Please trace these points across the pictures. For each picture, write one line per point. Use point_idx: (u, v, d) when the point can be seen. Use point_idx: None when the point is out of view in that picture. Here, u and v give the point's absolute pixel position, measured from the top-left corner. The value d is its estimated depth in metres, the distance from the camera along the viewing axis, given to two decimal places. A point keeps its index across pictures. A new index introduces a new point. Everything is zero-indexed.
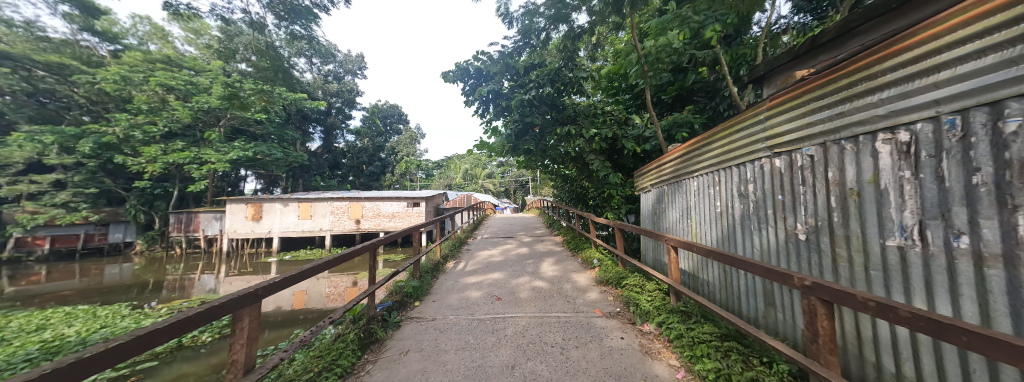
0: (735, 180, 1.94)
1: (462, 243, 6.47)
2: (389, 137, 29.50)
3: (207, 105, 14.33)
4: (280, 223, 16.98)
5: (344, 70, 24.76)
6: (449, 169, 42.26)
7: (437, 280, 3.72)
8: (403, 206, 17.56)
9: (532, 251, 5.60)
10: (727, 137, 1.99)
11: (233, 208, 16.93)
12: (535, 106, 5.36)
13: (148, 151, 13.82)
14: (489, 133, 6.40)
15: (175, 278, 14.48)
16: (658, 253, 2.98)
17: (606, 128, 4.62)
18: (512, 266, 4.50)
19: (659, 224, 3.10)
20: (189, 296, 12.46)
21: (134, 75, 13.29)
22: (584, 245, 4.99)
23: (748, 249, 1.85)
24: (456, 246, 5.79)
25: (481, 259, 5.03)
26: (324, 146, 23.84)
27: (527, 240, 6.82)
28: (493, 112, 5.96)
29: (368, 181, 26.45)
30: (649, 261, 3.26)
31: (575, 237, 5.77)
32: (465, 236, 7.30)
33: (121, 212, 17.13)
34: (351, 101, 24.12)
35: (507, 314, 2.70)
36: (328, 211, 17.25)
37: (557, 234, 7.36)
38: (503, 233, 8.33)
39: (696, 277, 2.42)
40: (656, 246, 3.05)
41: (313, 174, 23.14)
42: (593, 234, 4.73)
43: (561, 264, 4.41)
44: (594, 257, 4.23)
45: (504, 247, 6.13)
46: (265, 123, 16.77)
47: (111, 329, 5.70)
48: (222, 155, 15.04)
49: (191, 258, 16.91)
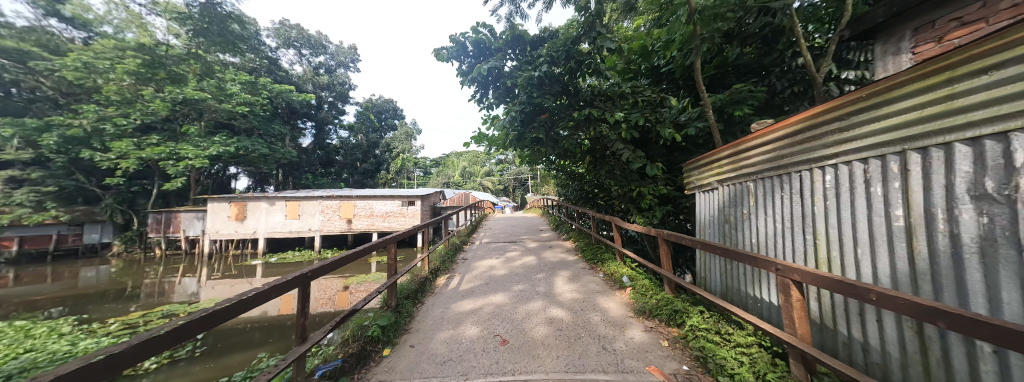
0: (949, 165, 1.05)
1: (457, 249, 5.58)
2: (384, 133, 28.46)
3: (181, 96, 13.39)
4: (265, 224, 16.02)
5: (336, 62, 23.51)
6: (447, 166, 41.31)
7: (421, 308, 2.80)
8: (397, 205, 16.72)
9: (540, 261, 4.70)
10: (924, 88, 1.10)
11: (215, 207, 15.91)
12: (545, 86, 4.51)
13: (119, 146, 12.83)
14: (490, 123, 5.52)
15: (154, 282, 13.59)
16: (736, 279, 2.07)
17: (636, 112, 3.76)
18: (518, 283, 3.58)
19: (738, 238, 2.19)
20: (167, 300, 11.62)
21: (98, 62, 12.23)
22: (607, 257, 4.08)
23: (1004, 306, 0.93)
24: (450, 254, 4.89)
25: (479, 272, 4.13)
26: (316, 143, 22.92)
27: (532, 246, 5.91)
28: (495, 97, 5.08)
29: (362, 179, 25.52)
30: (714, 288, 2.35)
31: (592, 245, 4.87)
32: (463, 240, 6.42)
33: (96, 211, 16.21)
34: (343, 95, 23.08)
35: (519, 375, 1.77)
36: (318, 210, 16.30)
37: (566, 238, 6.49)
38: (506, 236, 7.45)
39: (834, 332, 1.48)
40: (730, 269, 2.14)
41: (304, 172, 22.16)
42: (619, 242, 3.85)
43: (580, 282, 3.50)
44: (624, 273, 3.32)
45: (508, 254, 5.24)
46: (249, 117, 15.69)
47: (34, 355, 4.74)
48: (201, 150, 14.13)
49: (172, 261, 15.95)
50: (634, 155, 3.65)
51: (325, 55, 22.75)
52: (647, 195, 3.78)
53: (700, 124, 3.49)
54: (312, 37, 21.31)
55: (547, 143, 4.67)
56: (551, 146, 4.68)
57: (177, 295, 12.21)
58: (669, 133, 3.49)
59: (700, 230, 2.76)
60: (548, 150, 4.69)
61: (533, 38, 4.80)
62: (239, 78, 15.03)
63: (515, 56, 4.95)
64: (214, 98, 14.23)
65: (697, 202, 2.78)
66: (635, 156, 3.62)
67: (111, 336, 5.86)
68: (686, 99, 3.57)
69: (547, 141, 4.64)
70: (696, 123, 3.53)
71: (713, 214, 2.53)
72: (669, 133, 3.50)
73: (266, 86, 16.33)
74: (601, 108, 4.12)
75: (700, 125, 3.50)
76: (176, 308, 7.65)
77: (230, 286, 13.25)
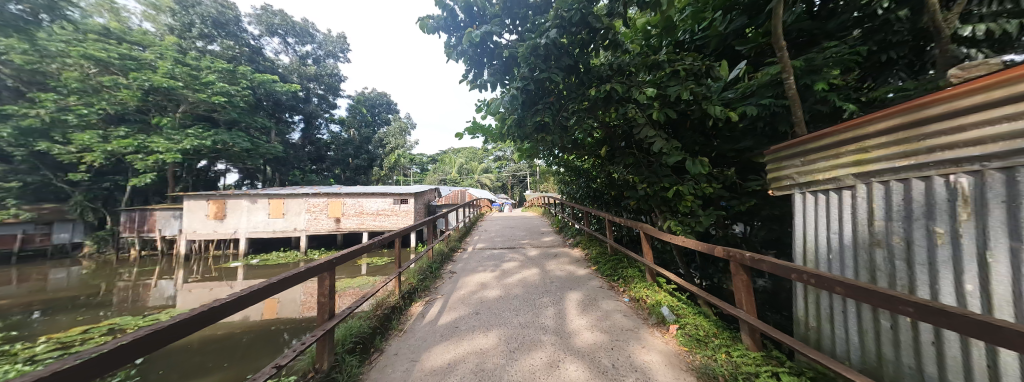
0: None
1: (445, 258, 4.68)
2: (377, 128, 27.48)
3: (149, 84, 12.34)
4: (247, 223, 15.04)
5: (324, 52, 22.41)
6: (444, 163, 40.39)
7: (373, 367, 1.88)
8: (389, 203, 15.91)
9: (544, 276, 3.81)
10: None
11: (193, 205, 14.92)
12: (552, 58, 3.59)
13: (82, 138, 11.93)
14: (484, 108, 4.61)
15: (126, 284, 12.68)
16: (933, 358, 1.16)
17: (676, 84, 2.79)
18: (515, 312, 2.67)
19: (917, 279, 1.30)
20: (139, 304, 10.79)
21: (48, 45, 11.18)
22: (633, 274, 3.19)
23: None
24: (434, 265, 3.98)
25: (465, 293, 3.23)
26: (305, 138, 21.97)
27: (534, 255, 5.00)
28: (490, 75, 4.20)
29: (354, 176, 24.54)
30: (854, 359, 1.47)
31: (610, 257, 3.95)
32: (453, 246, 5.51)
33: (66, 209, 15.25)
34: (332, 86, 22.07)
35: None
36: (304, 209, 15.33)
37: (574, 243, 5.63)
38: (503, 240, 6.58)
39: None
40: (904, 337, 1.26)
41: (291, 168, 21.11)
42: (650, 257, 2.96)
43: (601, 313, 2.60)
44: (664, 303, 2.42)
45: (505, 266, 4.34)
46: (227, 108, 14.61)
47: None
48: (173, 144, 13.11)
49: (147, 262, 14.96)
50: (670, 142, 2.74)
51: (312, 44, 21.76)
52: (687, 196, 2.86)
53: (763, 99, 2.56)
54: (297, 25, 20.26)
55: (554, 130, 3.79)
56: (558, 134, 3.81)
57: (150, 300, 11.31)
58: (720, 113, 2.57)
59: (802, 257, 1.83)
60: (554, 139, 3.82)
61: (536, 0, 3.85)
62: (216, 65, 14.03)
63: (515, 25, 4.04)
64: (186, 87, 13.22)
65: (801, 203, 1.81)
66: (672, 145, 2.69)
67: (30, 361, 4.93)
68: (742, 69, 2.67)
69: (554, 128, 3.76)
70: (756, 99, 2.61)
71: (838, 232, 1.58)
72: (720, 112, 2.58)
73: (246, 75, 15.34)
74: (624, 83, 3.20)
75: (762, 101, 2.58)
76: (128, 320, 6.80)
77: (207, 289, 12.32)
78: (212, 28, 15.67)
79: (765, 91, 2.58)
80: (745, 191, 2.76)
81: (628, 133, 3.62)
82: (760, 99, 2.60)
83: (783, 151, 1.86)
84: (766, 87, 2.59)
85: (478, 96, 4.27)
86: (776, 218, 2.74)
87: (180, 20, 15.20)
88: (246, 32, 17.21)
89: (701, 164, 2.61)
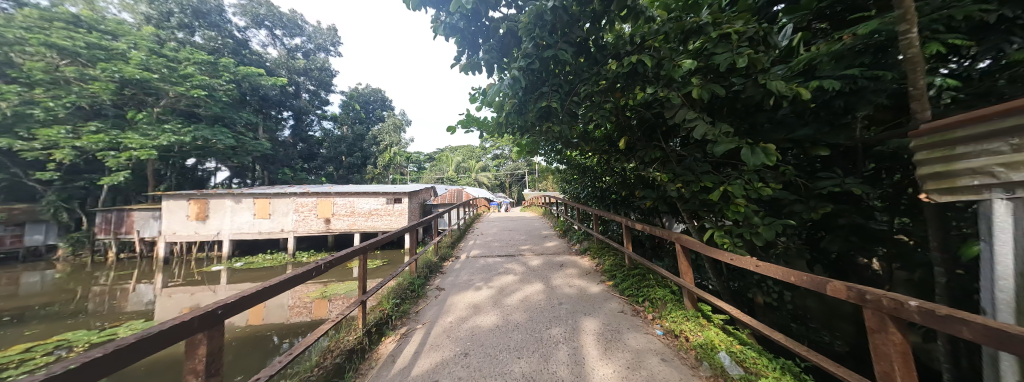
0: None
1: (431, 270, 4.01)
2: (371, 125, 26.70)
3: (120, 75, 11.63)
4: (231, 224, 14.30)
5: (315, 45, 21.66)
6: (441, 161, 39.73)
7: None
8: (382, 202, 15.23)
9: (549, 294, 3.15)
10: None
11: (172, 206, 14.11)
12: (560, 28, 2.89)
13: (48, 133, 11.23)
14: (480, 95, 3.89)
15: (101, 289, 11.95)
16: None
17: (724, 54, 2.10)
18: (518, 355, 2.02)
19: None
20: (115, 311, 10.14)
21: (7, 31, 10.63)
22: (664, 295, 2.53)
23: None
24: (417, 281, 3.32)
25: (453, 322, 2.57)
26: (296, 135, 21.20)
27: (535, 266, 4.35)
28: (484, 53, 3.48)
29: (347, 174, 23.81)
30: None
31: (629, 271, 3.30)
32: (444, 254, 4.85)
33: (38, 210, 14.50)
34: (323, 81, 21.34)
35: None
36: (291, 209, 14.61)
37: (580, 250, 4.97)
38: (501, 245, 5.93)
39: None
40: None
41: (281, 166, 20.30)
42: (692, 276, 2.30)
43: (632, 356, 1.95)
44: (723, 347, 1.78)
45: (503, 280, 3.70)
46: (209, 103, 13.90)
47: None
48: (149, 140, 12.37)
49: (125, 265, 14.19)
50: (718, 129, 2.04)
51: (301, 37, 21.00)
52: (738, 199, 2.19)
53: (841, 71, 1.92)
54: (285, 16, 19.48)
55: (562, 117, 3.15)
56: (565, 123, 3.17)
57: (127, 305, 10.65)
58: (787, 90, 1.91)
59: (1017, 311, 1.15)
60: (562, 128, 3.17)
61: None
62: (195, 57, 13.27)
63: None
64: (163, 79, 12.49)
65: (1019, 217, 1.14)
66: (721, 132, 2.00)
67: None
68: (803, 36, 2.05)
69: (561, 115, 3.11)
70: (829, 72, 1.97)
71: None
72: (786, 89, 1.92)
73: (228, 67, 14.59)
74: (655, 55, 2.49)
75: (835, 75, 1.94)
76: (84, 335, 6.22)
77: (188, 294, 11.60)
78: (192, 17, 14.94)
79: (841, 62, 1.94)
80: (812, 194, 2.13)
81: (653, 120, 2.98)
82: (832, 72, 1.96)
83: (965, 132, 1.18)
84: (844, 56, 1.93)
85: (473, 79, 3.57)
86: (855, 228, 2.11)
87: (157, 9, 14.35)
88: (229, 24, 16.51)
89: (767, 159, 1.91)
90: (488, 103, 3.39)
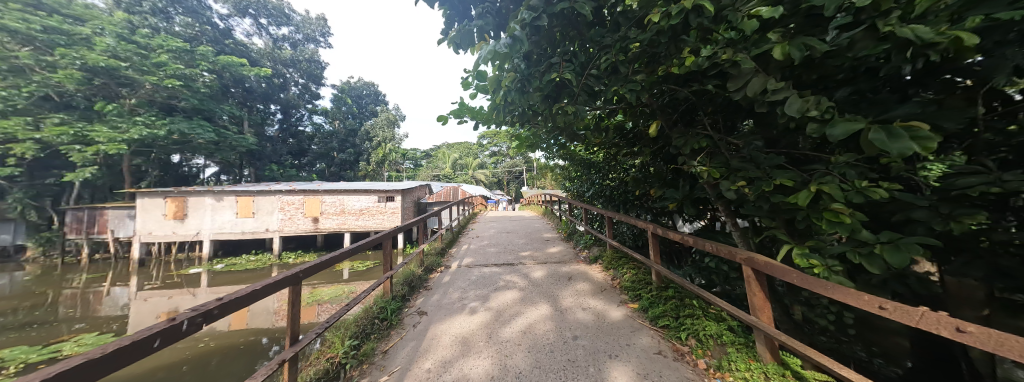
0: None
1: (414, 288, 3.31)
2: (364, 120, 25.89)
3: (80, 62, 11.04)
4: (211, 223, 13.55)
5: (303, 35, 20.92)
6: (438, 157, 38.89)
7: None
8: (373, 201, 14.52)
9: (559, 323, 2.49)
10: None
11: (147, 204, 13.29)
12: None
13: (6, 125, 10.56)
14: (477, 77, 3.20)
15: (71, 292, 11.13)
16: None
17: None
18: None
19: None
20: (83, 315, 9.45)
21: None
22: (720, 333, 1.89)
23: None
24: (390, 305, 2.66)
25: (431, 370, 1.87)
26: (284, 130, 20.35)
27: (539, 278, 3.67)
28: (478, 17, 2.67)
29: (339, 171, 23.01)
30: None
31: (659, 291, 2.63)
32: (431, 264, 4.16)
33: (4, 208, 13.69)
34: (312, 73, 20.72)
35: None
36: (276, 207, 13.89)
37: (587, 260, 4.33)
38: (495, 250, 5.30)
39: None
40: None
41: (268, 162, 19.37)
42: (769, 316, 1.61)
43: None
44: None
45: (501, 298, 3.02)
46: (186, 94, 13.16)
47: None
48: (119, 133, 11.66)
49: (99, 267, 13.35)
50: (822, 101, 1.35)
51: (288, 27, 20.23)
52: (836, 204, 1.46)
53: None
54: (270, 4, 18.78)
55: (580, 94, 2.44)
56: (583, 103, 2.47)
57: (99, 309, 9.94)
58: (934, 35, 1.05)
59: None
60: (581, 107, 2.44)
61: None
62: (169, 44, 12.53)
63: None
64: (133, 68, 11.77)
65: None
66: (829, 105, 1.33)
67: None
68: None
69: (577, 93, 2.41)
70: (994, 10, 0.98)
71: None
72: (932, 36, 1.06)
73: (206, 56, 13.86)
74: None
75: (993, 14, 0.98)
76: (23, 351, 5.53)
77: (166, 297, 10.85)
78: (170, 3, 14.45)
79: None
80: (945, 196, 1.34)
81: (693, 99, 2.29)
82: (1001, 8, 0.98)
83: None
84: None
85: (465, 57, 2.87)
86: None
87: None
88: (210, 10, 16.12)
89: (926, 143, 1.06)
90: (488, 84, 2.68)
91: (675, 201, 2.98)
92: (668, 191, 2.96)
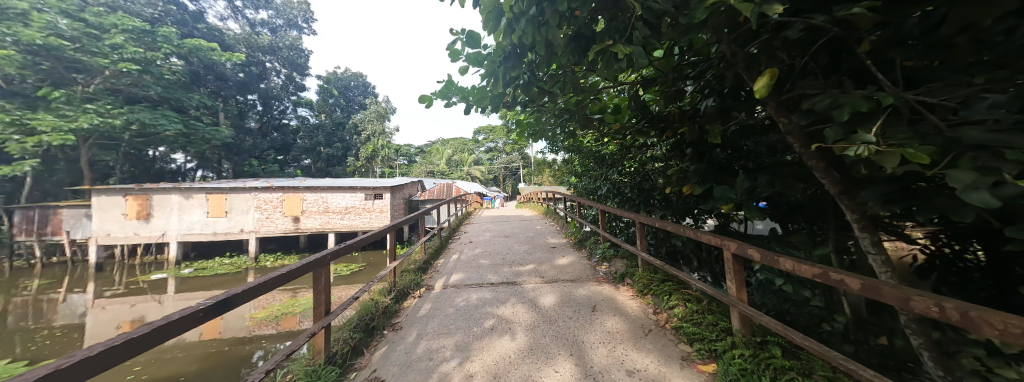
0: None
1: (372, 333, 2.31)
2: (353, 114, 24.68)
3: (13, 38, 9.99)
4: (178, 224, 12.42)
5: (283, 20, 19.77)
6: (432, 153, 37.61)
7: None
8: (360, 198, 13.44)
9: None
10: None
11: (105, 203, 12.06)
12: None
13: None
14: (467, 39, 2.23)
15: (18, 300, 9.88)
16: None
17: None
18: None
19: None
20: (22, 323, 8.32)
21: None
22: None
23: None
24: None
25: None
26: (265, 123, 19.06)
27: (550, 308, 2.69)
28: None
29: (327, 167, 21.87)
30: None
31: (752, 354, 1.63)
32: (406, 286, 3.16)
33: None
34: (292, 61, 19.71)
35: None
36: (251, 206, 12.75)
37: (606, 278, 3.39)
38: (490, 261, 4.32)
39: None
40: None
41: (247, 156, 17.98)
42: None
43: None
44: None
45: (495, 350, 2.04)
46: (146, 79, 11.94)
47: None
48: (67, 122, 10.59)
49: (53, 272, 12.09)
50: None
51: (267, 11, 19.04)
52: None
53: None
54: None
55: (639, 26, 1.41)
56: (642, 46, 1.45)
57: (53, 318, 8.73)
58: None
59: None
60: (642, 49, 1.42)
61: None
62: (124, 22, 11.39)
63: None
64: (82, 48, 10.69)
65: None
66: None
67: None
68: None
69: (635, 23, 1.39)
70: None
71: None
72: None
73: (170, 38, 12.78)
74: None
75: None
76: None
77: (127, 305, 9.57)
78: None
79: None
80: None
81: (826, 36, 1.35)
82: None
83: None
84: None
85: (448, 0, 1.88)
86: None
87: None
88: None
89: None
90: (490, 22, 1.69)
91: (728, 202, 2.04)
92: (718, 188, 2.03)
